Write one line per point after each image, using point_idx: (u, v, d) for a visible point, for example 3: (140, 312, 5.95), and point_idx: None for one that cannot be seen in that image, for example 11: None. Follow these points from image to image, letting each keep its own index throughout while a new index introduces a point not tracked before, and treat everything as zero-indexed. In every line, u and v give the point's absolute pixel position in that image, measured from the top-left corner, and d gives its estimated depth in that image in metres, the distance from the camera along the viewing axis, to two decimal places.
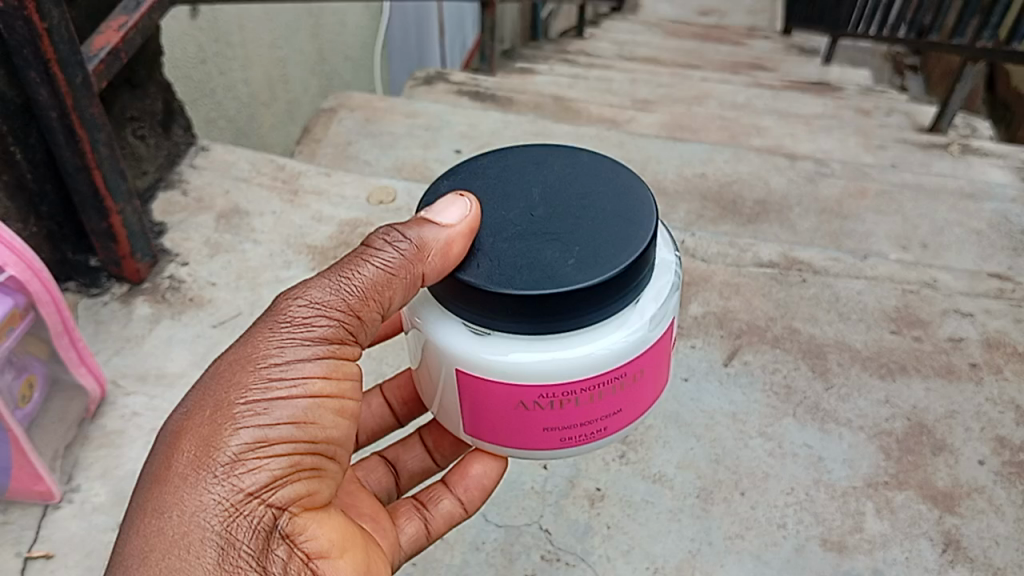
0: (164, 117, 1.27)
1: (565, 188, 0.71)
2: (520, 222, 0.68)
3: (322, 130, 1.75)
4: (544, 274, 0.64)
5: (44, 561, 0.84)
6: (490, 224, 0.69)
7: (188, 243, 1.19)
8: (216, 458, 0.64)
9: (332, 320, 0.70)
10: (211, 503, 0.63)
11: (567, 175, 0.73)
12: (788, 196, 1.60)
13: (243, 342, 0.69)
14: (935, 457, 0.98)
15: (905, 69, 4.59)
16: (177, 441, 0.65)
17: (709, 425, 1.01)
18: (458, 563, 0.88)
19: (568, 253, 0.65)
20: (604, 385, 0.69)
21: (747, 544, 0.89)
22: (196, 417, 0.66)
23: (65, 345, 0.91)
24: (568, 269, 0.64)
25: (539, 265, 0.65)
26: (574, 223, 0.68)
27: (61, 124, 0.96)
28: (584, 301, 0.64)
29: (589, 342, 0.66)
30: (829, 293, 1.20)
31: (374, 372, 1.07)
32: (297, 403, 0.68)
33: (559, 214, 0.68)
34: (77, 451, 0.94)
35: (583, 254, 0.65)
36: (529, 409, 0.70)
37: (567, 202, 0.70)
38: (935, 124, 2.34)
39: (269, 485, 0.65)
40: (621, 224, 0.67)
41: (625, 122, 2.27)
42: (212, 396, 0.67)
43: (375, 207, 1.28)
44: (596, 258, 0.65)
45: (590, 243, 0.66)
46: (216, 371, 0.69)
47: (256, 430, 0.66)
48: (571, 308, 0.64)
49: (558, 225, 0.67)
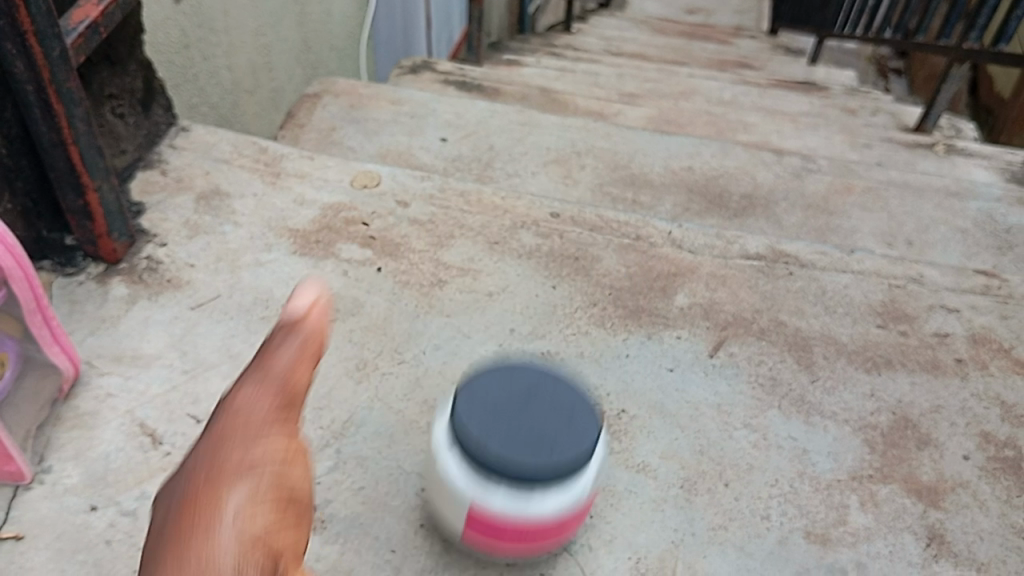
0: (144, 95, 1.24)
1: (550, 392, 0.75)
2: (506, 419, 0.72)
3: (306, 115, 1.72)
4: (516, 453, 0.71)
5: (12, 542, 0.83)
6: (481, 410, 0.73)
7: (167, 224, 1.16)
8: (222, 504, 0.52)
9: (293, 375, 0.60)
10: (217, 554, 0.49)
11: (552, 383, 0.76)
12: (774, 191, 1.59)
13: (222, 409, 0.59)
14: (920, 452, 0.98)
15: (888, 72, 4.62)
16: (194, 486, 0.54)
17: (693, 416, 1.00)
18: (438, 551, 0.86)
19: (542, 441, 0.72)
20: (555, 532, 0.77)
21: (730, 536, 0.89)
22: (196, 474, 0.54)
23: (38, 323, 0.89)
24: (538, 453, 0.71)
25: (516, 441, 0.71)
26: (549, 425, 0.72)
27: (38, 98, 0.93)
28: (546, 476, 0.71)
29: (548, 500, 0.74)
30: (815, 287, 1.18)
31: (355, 357, 1.03)
32: (274, 454, 0.56)
33: (537, 409, 0.73)
34: (48, 432, 0.92)
35: (552, 440, 0.71)
36: (504, 530, 0.77)
37: (547, 408, 0.73)
38: (921, 125, 2.36)
39: (267, 538, 0.52)
40: (580, 422, 0.73)
41: (612, 115, 2.26)
42: (204, 462, 0.55)
43: (359, 191, 1.26)
44: (565, 444, 0.71)
45: (557, 430, 0.72)
46: (213, 436, 0.57)
47: (250, 481, 0.54)
48: (533, 479, 0.71)
49: (543, 408, 0.73)
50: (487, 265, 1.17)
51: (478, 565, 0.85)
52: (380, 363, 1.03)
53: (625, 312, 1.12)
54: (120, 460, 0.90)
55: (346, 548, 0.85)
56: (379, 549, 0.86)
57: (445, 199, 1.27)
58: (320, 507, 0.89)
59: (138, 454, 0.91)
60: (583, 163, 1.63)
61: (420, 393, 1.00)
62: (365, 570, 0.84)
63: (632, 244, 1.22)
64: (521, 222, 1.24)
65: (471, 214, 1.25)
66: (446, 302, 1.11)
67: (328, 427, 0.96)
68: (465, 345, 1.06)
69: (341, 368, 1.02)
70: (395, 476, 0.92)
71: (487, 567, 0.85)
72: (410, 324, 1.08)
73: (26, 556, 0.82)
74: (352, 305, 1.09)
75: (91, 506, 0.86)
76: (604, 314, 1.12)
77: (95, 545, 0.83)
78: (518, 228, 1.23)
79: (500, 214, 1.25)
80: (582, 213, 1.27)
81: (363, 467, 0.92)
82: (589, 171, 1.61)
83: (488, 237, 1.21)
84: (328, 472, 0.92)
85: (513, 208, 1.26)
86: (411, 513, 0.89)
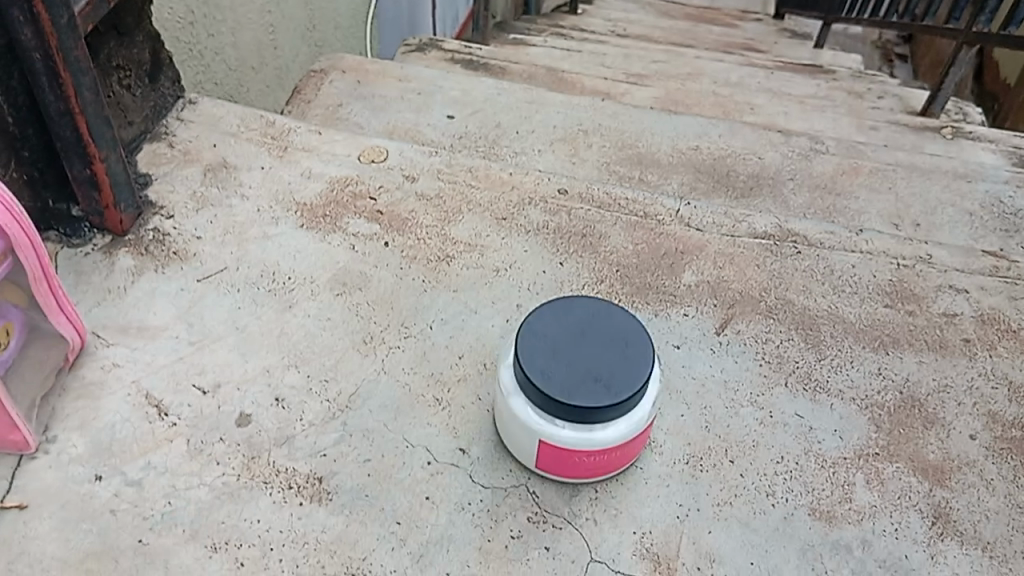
0: (151, 67, 1.23)
1: (600, 339, 0.85)
2: (569, 366, 0.83)
3: (312, 90, 1.71)
4: (579, 392, 0.81)
5: (17, 511, 0.83)
6: (547, 360, 0.83)
7: (174, 196, 1.16)
8: None
9: None
10: None
11: (602, 329, 0.86)
12: (782, 171, 1.58)
13: None
14: (926, 431, 0.98)
15: (894, 57, 4.60)
16: None
17: (700, 393, 1.00)
18: (443, 523, 0.86)
19: (600, 382, 0.82)
20: (613, 457, 0.86)
21: (734, 512, 0.89)
22: None
23: (44, 292, 0.89)
24: (598, 391, 0.81)
25: (577, 382, 0.82)
26: (605, 366, 0.83)
27: (44, 66, 0.93)
28: (607, 412, 0.81)
29: (608, 431, 0.83)
30: (824, 266, 1.18)
31: (362, 331, 1.03)
32: None
33: (595, 357, 0.83)
34: (54, 401, 0.92)
35: (608, 380, 0.82)
36: (574, 458, 0.85)
37: (603, 355, 0.84)
38: (927, 108, 2.36)
39: None
40: (634, 360, 0.84)
41: (619, 95, 2.25)
42: None
43: (366, 166, 1.25)
44: (620, 382, 0.82)
45: (615, 373, 0.82)
46: None
47: None
48: (596, 415, 0.81)
49: (602, 354, 0.84)
50: (495, 241, 1.17)
51: (483, 537, 0.85)
52: (388, 338, 1.03)
53: (633, 289, 1.12)
54: (126, 431, 0.91)
55: (351, 519, 0.86)
56: (385, 521, 0.86)
57: (453, 174, 1.26)
58: (327, 478, 0.89)
59: (144, 425, 0.91)
60: (590, 142, 1.62)
61: (427, 367, 1.00)
62: (370, 541, 0.84)
63: (640, 221, 1.22)
64: (528, 198, 1.23)
65: (479, 189, 1.24)
66: (454, 277, 1.11)
67: (335, 399, 0.96)
68: (472, 320, 1.06)
69: (348, 341, 1.02)
70: (401, 449, 0.92)
71: (492, 540, 0.85)
72: (417, 298, 1.08)
73: (30, 525, 0.82)
74: (359, 279, 1.09)
75: (97, 475, 0.87)
76: (612, 291, 1.11)
77: (100, 514, 0.84)
78: (525, 204, 1.23)
79: (508, 190, 1.24)
80: (590, 190, 1.26)
81: (369, 440, 0.93)
82: (596, 149, 1.60)
83: (496, 213, 1.21)
84: (334, 444, 0.92)
85: (521, 184, 1.26)
86: (416, 484, 0.89)
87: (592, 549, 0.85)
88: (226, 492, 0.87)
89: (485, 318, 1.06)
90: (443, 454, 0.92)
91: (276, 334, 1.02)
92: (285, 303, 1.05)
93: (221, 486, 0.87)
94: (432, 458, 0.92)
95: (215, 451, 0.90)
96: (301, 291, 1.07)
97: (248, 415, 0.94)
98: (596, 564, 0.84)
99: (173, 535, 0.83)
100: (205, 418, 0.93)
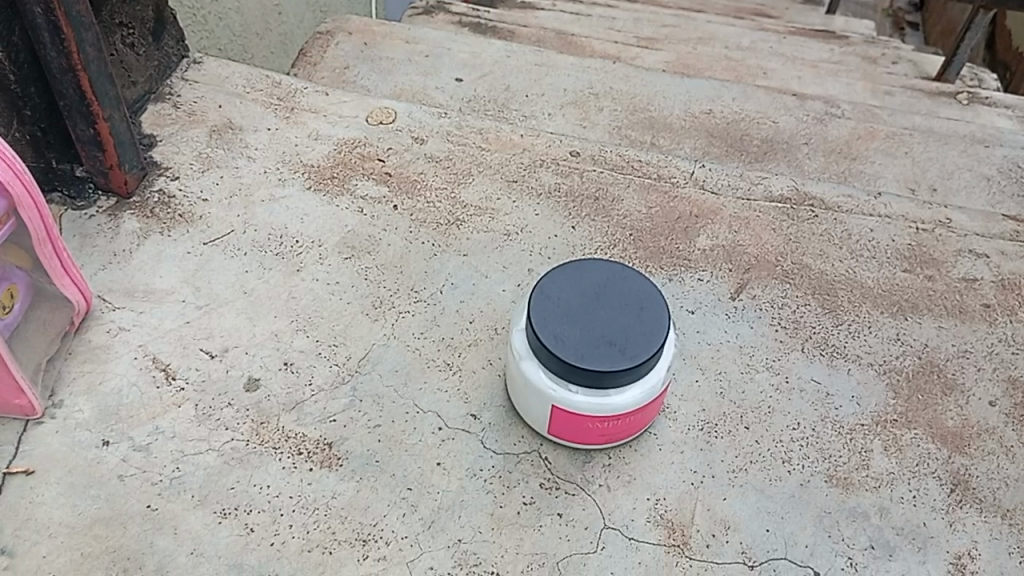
0: (155, 24, 1.20)
1: (616, 303, 0.83)
2: (585, 330, 0.81)
3: (318, 53, 1.68)
4: (593, 355, 0.79)
5: (24, 476, 0.83)
6: (562, 323, 0.82)
7: (179, 157, 1.14)
8: None
9: None
10: None
11: (619, 293, 0.84)
12: (796, 135, 1.55)
13: None
14: (945, 397, 0.96)
15: (906, 24, 4.52)
16: None
17: (714, 358, 0.98)
18: (455, 489, 0.85)
19: (616, 345, 0.80)
20: (628, 422, 0.85)
21: (750, 478, 0.88)
22: None
23: (48, 254, 0.87)
24: (613, 355, 0.79)
25: (592, 346, 0.80)
26: (621, 329, 0.81)
27: (46, 21, 0.90)
28: (621, 376, 0.79)
29: (623, 396, 0.82)
30: (841, 230, 1.15)
31: (372, 296, 1.01)
32: None
33: (612, 320, 0.82)
34: (60, 365, 0.91)
35: (623, 343, 0.80)
36: (588, 423, 0.84)
37: (619, 319, 0.82)
38: (942, 73, 2.32)
39: None
40: (651, 323, 0.82)
41: (629, 59, 2.21)
42: None
43: (374, 128, 1.23)
44: (636, 345, 0.80)
45: (632, 337, 0.81)
46: None
47: None
48: (610, 379, 0.79)
49: (619, 317, 0.82)
50: (505, 204, 1.14)
51: (495, 503, 0.84)
52: (397, 302, 1.01)
53: (646, 253, 1.10)
54: (133, 395, 0.90)
55: (362, 485, 0.85)
56: (396, 487, 0.85)
57: (463, 136, 1.24)
58: (337, 444, 0.88)
59: (151, 389, 0.90)
60: (601, 106, 1.59)
61: (437, 332, 0.99)
62: (381, 507, 0.83)
63: (653, 184, 1.19)
64: (539, 161, 1.21)
65: (489, 152, 1.22)
66: (464, 240, 1.09)
67: (344, 364, 0.94)
68: (483, 285, 1.04)
69: (357, 305, 1.00)
70: (412, 415, 0.91)
71: (504, 507, 0.84)
72: (427, 262, 1.06)
73: (37, 490, 0.82)
74: (368, 243, 1.07)
75: (104, 441, 0.86)
76: (625, 255, 1.09)
77: (108, 479, 0.83)
78: (536, 167, 1.20)
79: (518, 152, 1.22)
80: (602, 153, 1.24)
81: (379, 405, 0.91)
82: (606, 113, 1.58)
83: (506, 176, 1.18)
84: (344, 409, 0.91)
85: (532, 146, 1.23)
86: (428, 450, 0.88)
87: (606, 515, 0.84)
88: (235, 458, 0.86)
89: (496, 283, 1.05)
90: (454, 420, 0.91)
91: (285, 298, 1.00)
92: (293, 267, 1.03)
93: (230, 452, 0.86)
94: (443, 424, 0.90)
95: (223, 417, 0.89)
96: (309, 254, 1.05)
97: (256, 379, 0.92)
98: (609, 530, 0.83)
99: (181, 501, 0.82)
100: (213, 382, 0.92)
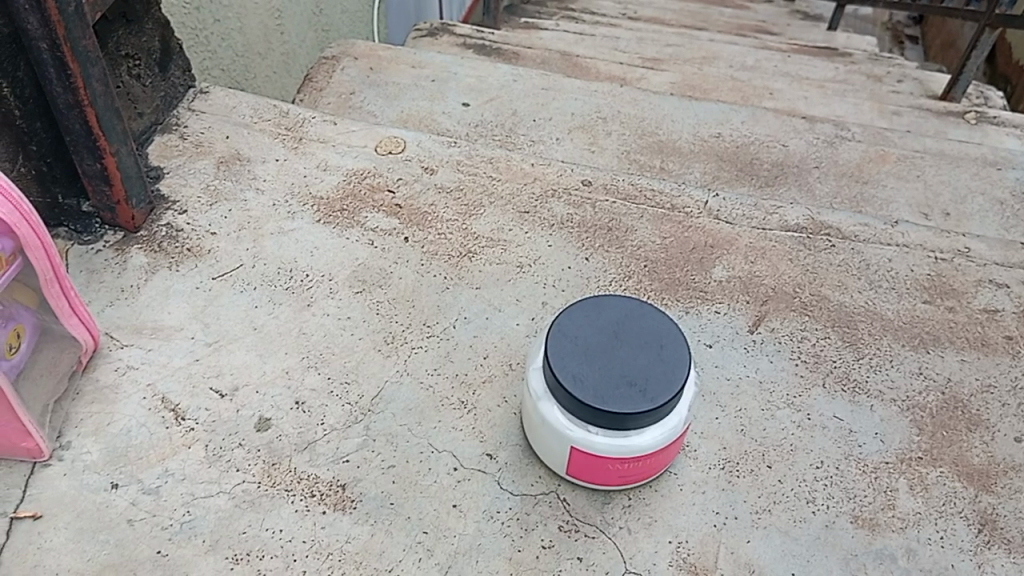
0: (161, 55, 1.19)
1: (636, 342, 0.81)
2: (605, 369, 0.79)
3: (324, 78, 1.67)
4: (613, 397, 0.77)
5: (31, 521, 0.80)
6: (581, 362, 0.80)
7: (187, 189, 1.12)
8: None
9: None
10: None
11: (640, 331, 0.82)
12: (807, 159, 1.54)
13: None
14: (971, 434, 0.94)
15: (904, 38, 4.52)
16: None
17: (734, 394, 0.96)
18: (471, 533, 0.83)
19: (636, 386, 0.78)
20: (648, 462, 0.83)
21: (773, 520, 0.86)
22: None
23: (55, 294, 0.86)
24: (633, 396, 0.77)
25: (612, 386, 0.78)
26: (642, 368, 0.79)
27: (52, 57, 0.89)
28: (642, 418, 0.77)
29: (643, 437, 0.80)
30: (859, 260, 1.13)
31: (384, 331, 1.00)
32: None
33: (632, 360, 0.80)
34: (67, 406, 0.89)
35: (643, 384, 0.78)
36: (608, 465, 0.82)
37: (640, 357, 0.80)
38: (948, 93, 2.31)
39: None
40: (672, 363, 0.80)
41: (634, 80, 2.20)
42: None
43: (384, 157, 1.21)
44: (657, 386, 0.78)
45: (654, 376, 0.79)
46: None
47: None
48: (630, 421, 0.77)
49: (639, 356, 0.80)
50: (517, 235, 1.13)
51: (514, 547, 0.82)
52: (410, 338, 0.99)
53: (661, 285, 1.08)
54: (142, 436, 0.88)
55: (377, 529, 0.83)
56: (411, 531, 0.83)
57: (473, 166, 1.22)
58: (350, 486, 0.86)
59: (161, 430, 0.88)
60: (609, 130, 1.58)
61: (451, 368, 0.97)
62: (396, 552, 0.81)
63: (667, 214, 1.18)
64: (551, 191, 1.20)
65: (500, 182, 1.20)
66: (477, 273, 1.07)
67: (357, 403, 0.92)
68: (496, 319, 1.02)
69: (370, 341, 0.99)
70: (426, 454, 0.89)
71: (523, 551, 0.82)
72: (439, 296, 1.04)
73: (45, 536, 0.80)
74: (379, 277, 1.05)
75: (112, 484, 0.84)
76: (640, 287, 1.07)
77: (117, 524, 0.81)
78: (548, 197, 1.19)
79: (529, 182, 1.20)
80: (615, 182, 1.22)
81: (393, 445, 0.89)
82: (615, 138, 1.56)
83: (518, 206, 1.17)
84: (357, 450, 0.89)
85: (543, 176, 1.22)
86: (443, 492, 0.86)
87: (627, 559, 0.82)
88: (246, 501, 0.84)
89: (509, 317, 1.03)
90: (470, 460, 0.89)
91: (296, 334, 0.98)
92: (303, 301, 1.02)
93: (241, 495, 0.84)
94: (458, 464, 0.88)
95: (234, 458, 0.87)
96: (319, 289, 1.03)
97: (268, 419, 0.90)
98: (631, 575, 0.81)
99: (192, 547, 0.80)
100: (223, 422, 0.90)
